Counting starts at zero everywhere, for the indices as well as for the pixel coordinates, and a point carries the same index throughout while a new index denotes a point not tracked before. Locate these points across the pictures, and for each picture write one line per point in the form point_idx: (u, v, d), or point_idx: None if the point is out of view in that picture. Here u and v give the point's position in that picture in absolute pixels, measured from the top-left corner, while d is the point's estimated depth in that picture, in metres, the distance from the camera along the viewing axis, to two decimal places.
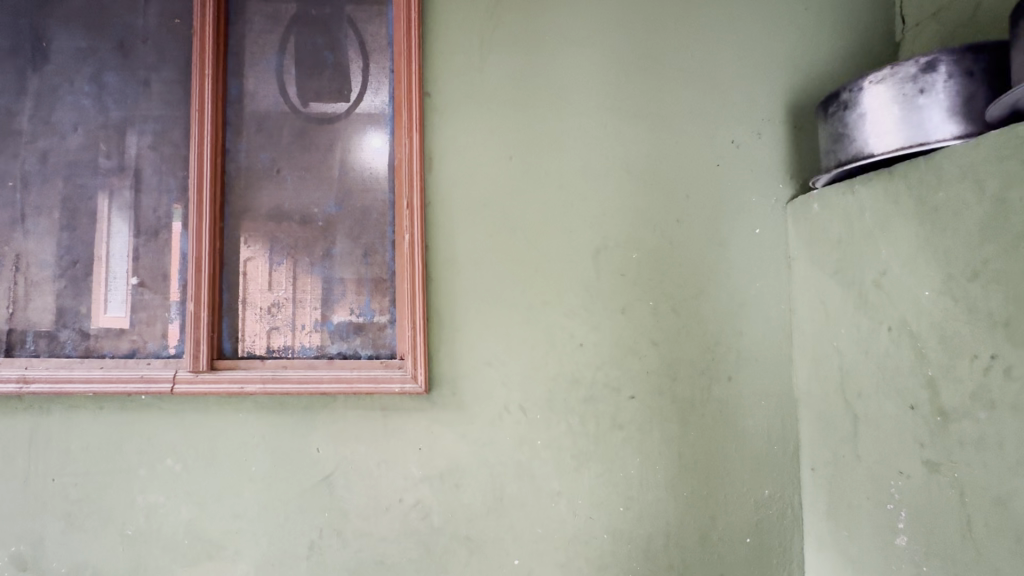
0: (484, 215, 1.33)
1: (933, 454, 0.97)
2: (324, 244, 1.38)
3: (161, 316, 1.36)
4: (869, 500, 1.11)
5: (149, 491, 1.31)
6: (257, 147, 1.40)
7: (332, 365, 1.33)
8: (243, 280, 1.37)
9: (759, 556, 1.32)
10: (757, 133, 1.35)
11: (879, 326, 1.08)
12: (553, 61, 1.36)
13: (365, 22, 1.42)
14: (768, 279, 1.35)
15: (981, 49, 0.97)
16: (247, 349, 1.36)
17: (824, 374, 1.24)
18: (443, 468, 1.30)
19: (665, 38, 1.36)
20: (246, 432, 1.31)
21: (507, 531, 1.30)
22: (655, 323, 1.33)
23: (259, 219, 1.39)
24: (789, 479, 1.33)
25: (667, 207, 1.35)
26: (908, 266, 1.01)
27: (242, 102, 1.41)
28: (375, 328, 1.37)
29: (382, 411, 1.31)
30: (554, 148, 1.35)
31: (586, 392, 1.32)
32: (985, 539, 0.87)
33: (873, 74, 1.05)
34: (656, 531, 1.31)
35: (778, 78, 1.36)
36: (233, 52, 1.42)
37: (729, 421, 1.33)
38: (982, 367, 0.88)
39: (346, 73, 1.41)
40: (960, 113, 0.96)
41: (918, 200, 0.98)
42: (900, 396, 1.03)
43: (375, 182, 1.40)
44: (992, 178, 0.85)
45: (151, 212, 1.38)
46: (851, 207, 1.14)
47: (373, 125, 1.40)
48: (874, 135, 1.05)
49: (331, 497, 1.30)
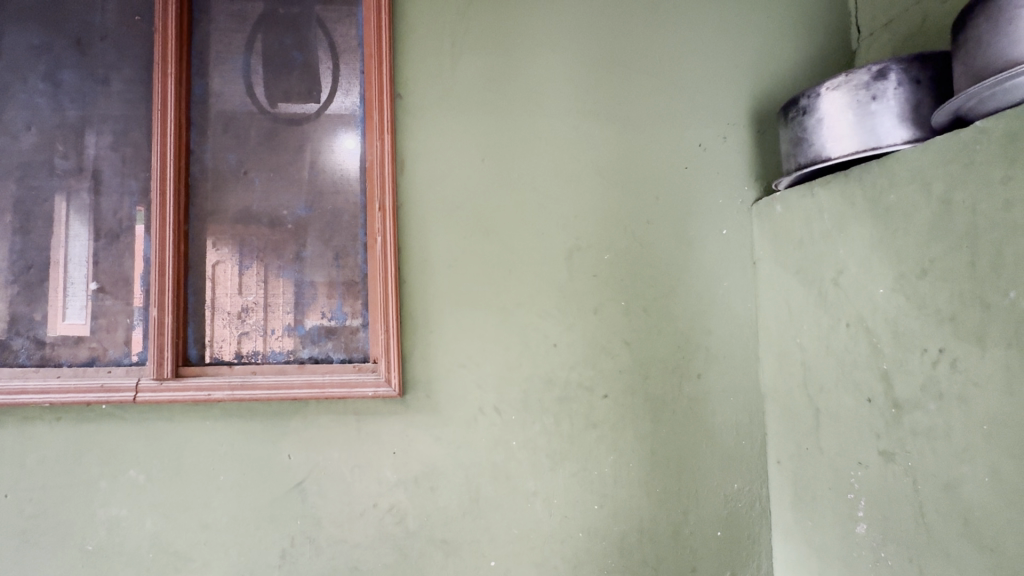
0: (458, 217, 1.34)
1: (889, 444, 1.01)
2: (294, 246, 1.36)
3: (123, 322, 1.32)
4: (830, 490, 1.16)
5: (111, 504, 1.26)
6: (223, 148, 1.37)
7: (303, 370, 1.31)
8: (210, 284, 1.33)
9: (729, 548, 1.36)
10: (723, 137, 1.40)
11: (837, 322, 1.12)
12: (525, 64, 1.37)
13: (335, 23, 1.40)
14: (735, 278, 1.39)
15: (927, 59, 1.03)
16: (214, 355, 1.32)
17: (789, 369, 1.28)
18: (418, 471, 1.30)
19: (634, 43, 1.39)
20: (214, 441, 1.27)
21: (483, 533, 1.31)
22: (627, 323, 1.36)
23: (226, 221, 1.35)
24: (757, 473, 1.37)
25: (638, 209, 1.38)
26: (864, 265, 1.06)
27: (207, 102, 1.37)
28: (347, 332, 1.35)
29: (355, 415, 1.29)
30: (527, 151, 1.36)
31: (560, 392, 1.33)
32: (937, 523, 0.92)
33: (829, 81, 1.11)
34: (629, 527, 1.33)
35: (742, 84, 1.40)
36: (197, 51, 1.38)
37: (700, 417, 1.37)
38: (931, 360, 0.93)
39: (315, 74, 1.39)
40: (910, 119, 1.02)
41: (872, 202, 1.04)
42: (858, 389, 1.08)
43: (347, 184, 1.38)
44: (938, 181, 0.91)
45: (111, 215, 1.33)
46: (812, 209, 1.19)
47: (344, 126, 1.39)
48: (831, 139, 1.10)
49: (304, 504, 1.28)
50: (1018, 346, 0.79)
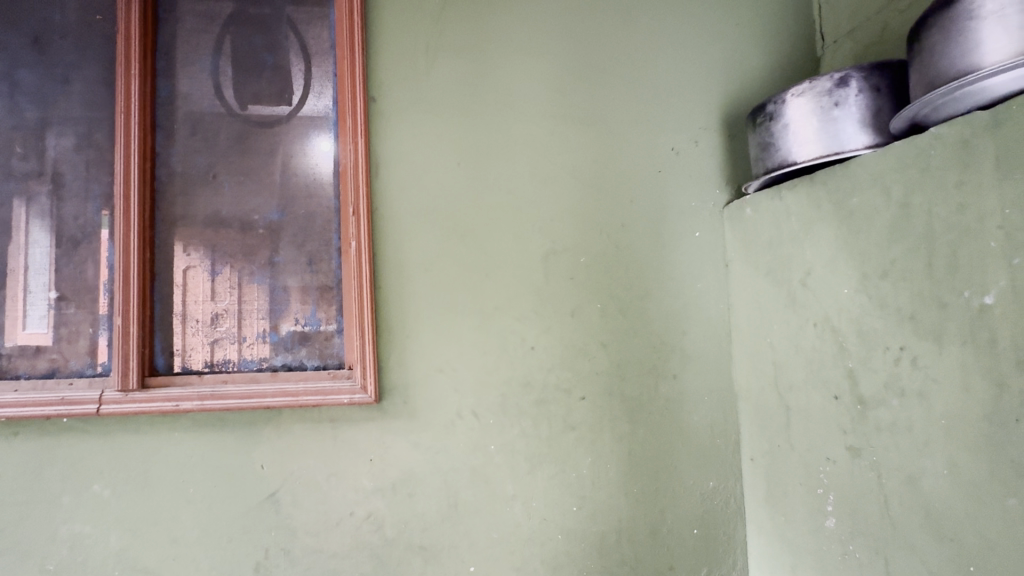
0: (434, 221, 1.33)
1: (855, 440, 1.05)
2: (266, 251, 1.33)
3: (85, 332, 1.27)
4: (801, 486, 1.19)
5: (74, 520, 1.21)
6: (191, 151, 1.33)
7: (276, 378, 1.28)
8: (178, 291, 1.29)
9: (705, 546, 1.38)
10: (695, 141, 1.43)
11: (806, 322, 1.16)
12: (500, 68, 1.38)
13: (306, 25, 1.38)
14: (709, 280, 1.42)
15: (887, 68, 1.07)
16: (183, 364, 1.28)
17: (760, 368, 1.31)
18: (396, 478, 1.28)
19: (607, 49, 1.41)
20: (183, 452, 1.23)
21: (462, 538, 1.30)
22: (603, 325, 1.37)
23: (195, 226, 1.32)
24: (731, 471, 1.40)
25: (613, 212, 1.39)
26: (829, 266, 1.09)
27: (174, 104, 1.34)
28: (322, 338, 1.33)
29: (331, 423, 1.27)
30: (503, 154, 1.36)
31: (538, 395, 1.34)
32: (901, 515, 0.96)
33: (794, 88, 1.14)
34: (608, 528, 1.35)
35: (712, 90, 1.44)
36: (163, 52, 1.35)
37: (676, 417, 1.39)
38: (893, 358, 0.97)
39: (286, 76, 1.37)
40: (870, 125, 1.06)
41: (836, 205, 1.07)
42: (826, 387, 1.11)
43: (320, 187, 1.36)
44: (897, 185, 0.95)
45: (73, 220, 1.28)
46: (780, 211, 1.22)
47: (317, 129, 1.37)
48: (797, 144, 1.14)
49: (278, 515, 1.25)
50: (973, 343, 0.83)
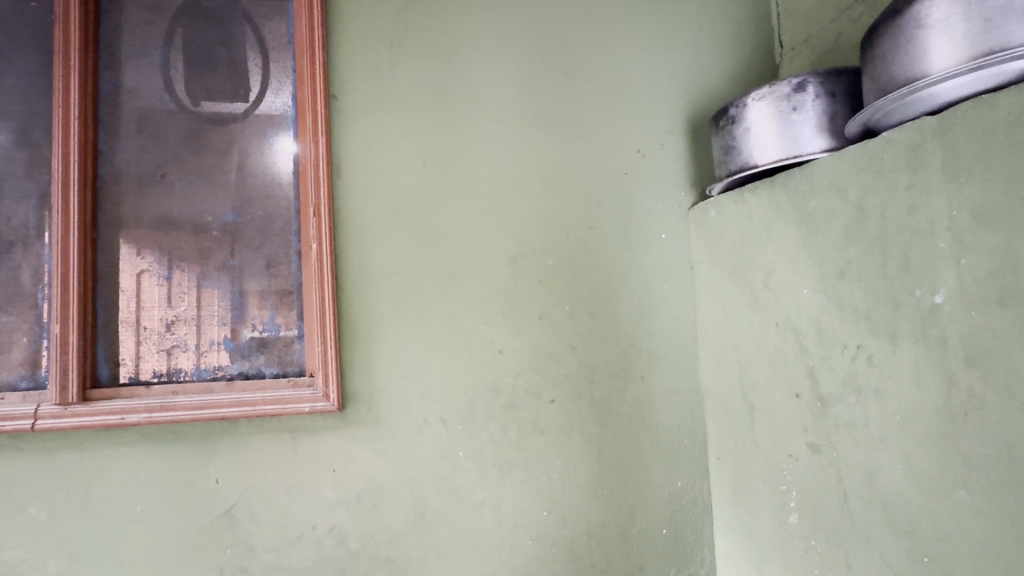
0: (399, 223, 1.30)
1: (815, 437, 1.07)
2: (220, 254, 1.27)
3: (20, 341, 1.17)
4: (765, 483, 1.21)
5: (6, 546, 1.11)
6: (138, 149, 1.26)
7: (231, 387, 1.22)
8: (124, 297, 1.22)
9: (674, 546, 1.39)
10: (660, 144, 1.44)
11: (769, 322, 1.18)
12: (466, 68, 1.36)
13: (264, 19, 1.33)
14: (675, 281, 1.44)
15: (841, 74, 1.10)
16: (129, 374, 1.20)
17: (725, 368, 1.33)
18: (361, 489, 1.24)
19: (573, 51, 1.42)
20: (130, 468, 1.16)
21: (430, 548, 1.26)
22: (572, 327, 1.37)
23: (142, 227, 1.24)
24: (698, 470, 1.42)
25: (580, 214, 1.39)
26: (790, 267, 1.12)
27: (118, 99, 1.26)
28: (281, 344, 1.27)
29: (291, 433, 1.22)
30: (470, 155, 1.34)
31: (507, 399, 1.32)
32: (860, 509, 0.98)
33: (754, 92, 1.17)
34: (578, 532, 1.34)
35: (677, 94, 1.46)
36: (107, 44, 1.27)
37: (644, 418, 1.40)
38: (850, 356, 0.99)
39: (242, 72, 1.31)
40: (827, 129, 1.09)
41: (795, 208, 1.10)
42: (788, 385, 1.14)
43: (279, 187, 1.31)
44: (852, 188, 0.98)
45: (5, 221, 1.19)
46: (742, 213, 1.25)
47: (275, 127, 1.32)
48: (757, 147, 1.17)
49: (233, 532, 1.19)
50: (924, 341, 0.86)
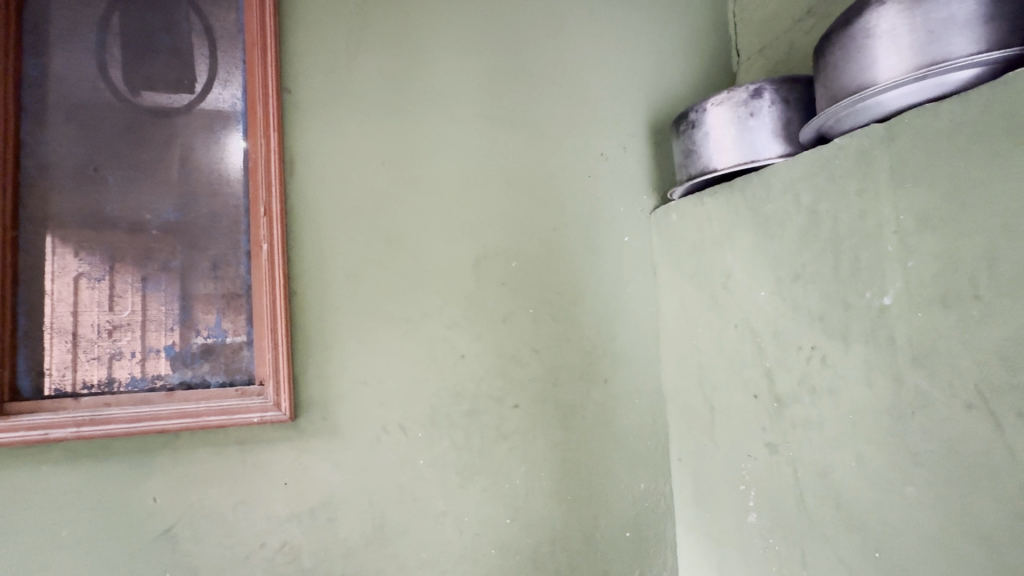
0: (356, 223, 1.25)
1: (773, 436, 1.09)
2: (160, 254, 1.18)
3: None
4: (725, 484, 1.23)
5: None
6: (67, 141, 1.16)
7: (172, 398, 1.14)
8: (49, 301, 1.11)
9: (637, 548, 1.39)
10: (622, 147, 1.45)
11: (728, 324, 1.20)
12: (427, 65, 1.33)
13: (211, 7, 1.26)
14: (638, 284, 1.44)
15: (796, 81, 1.13)
16: (54, 386, 1.10)
17: (687, 370, 1.35)
18: (315, 502, 1.18)
19: (536, 52, 1.41)
20: (54, 489, 1.06)
21: (389, 562, 1.21)
22: (536, 331, 1.35)
23: (71, 225, 1.14)
24: (660, 472, 1.43)
25: (544, 216, 1.38)
26: (748, 269, 1.14)
27: (45, 85, 1.16)
28: (228, 351, 1.20)
29: (238, 445, 1.15)
30: (431, 154, 1.31)
31: (469, 405, 1.29)
32: (816, 507, 1.00)
33: (713, 98, 1.19)
34: (542, 539, 1.31)
35: (639, 98, 1.47)
36: (33, 26, 1.17)
37: (608, 421, 1.39)
38: (806, 356, 1.02)
39: (186, 61, 1.24)
40: (783, 135, 1.12)
41: (753, 211, 1.12)
42: (746, 386, 1.16)
43: (226, 184, 1.23)
44: (807, 192, 1.00)
45: None
46: (702, 216, 1.26)
47: (223, 121, 1.24)
48: (716, 152, 1.18)
49: (173, 554, 1.10)
50: (874, 341, 0.89)
